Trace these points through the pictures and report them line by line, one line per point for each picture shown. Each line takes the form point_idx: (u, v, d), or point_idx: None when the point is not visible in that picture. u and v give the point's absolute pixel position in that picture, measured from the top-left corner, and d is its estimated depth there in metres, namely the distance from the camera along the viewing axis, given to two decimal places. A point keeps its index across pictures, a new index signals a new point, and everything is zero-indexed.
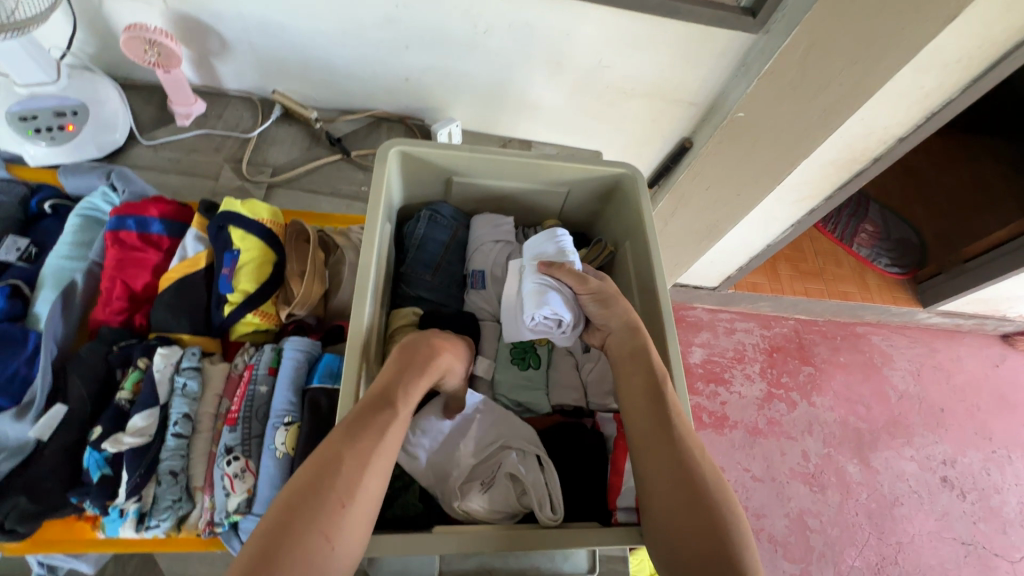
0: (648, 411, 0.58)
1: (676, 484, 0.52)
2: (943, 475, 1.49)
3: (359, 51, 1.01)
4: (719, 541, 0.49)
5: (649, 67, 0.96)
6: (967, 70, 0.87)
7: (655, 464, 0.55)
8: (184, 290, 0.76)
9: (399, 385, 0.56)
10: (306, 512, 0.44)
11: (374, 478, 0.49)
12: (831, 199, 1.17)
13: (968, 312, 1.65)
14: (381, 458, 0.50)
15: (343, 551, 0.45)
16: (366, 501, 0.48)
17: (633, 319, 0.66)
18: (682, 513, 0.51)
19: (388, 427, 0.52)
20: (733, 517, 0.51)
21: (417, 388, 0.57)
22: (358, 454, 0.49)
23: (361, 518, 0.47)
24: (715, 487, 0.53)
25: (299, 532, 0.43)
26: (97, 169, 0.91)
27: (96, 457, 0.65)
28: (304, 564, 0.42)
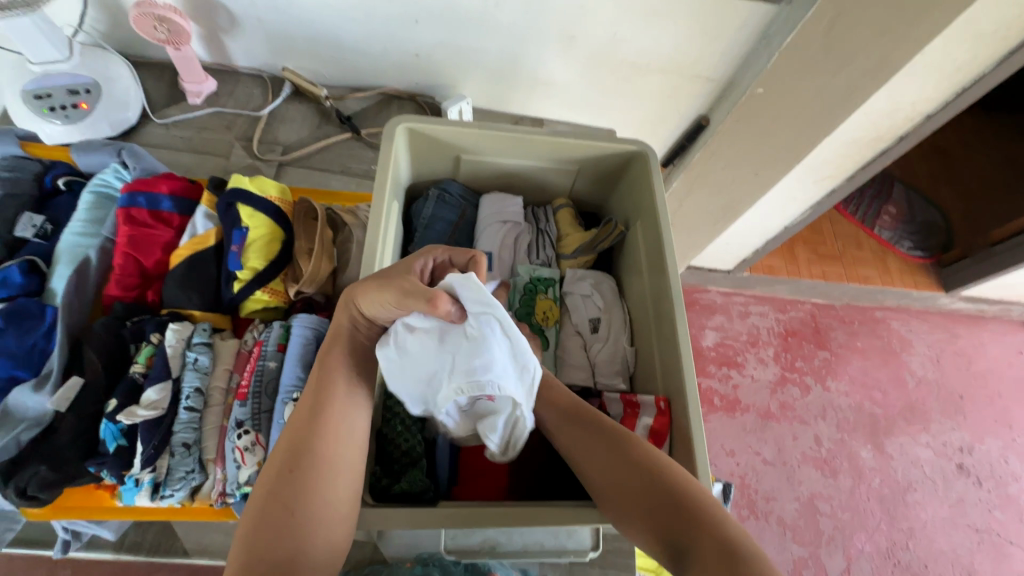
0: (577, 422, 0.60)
1: (619, 473, 0.54)
2: (959, 462, 1.47)
3: (368, 26, 0.99)
4: (677, 507, 0.50)
5: (665, 41, 0.93)
6: (1002, 44, 0.82)
7: (598, 463, 0.56)
8: (195, 266, 0.77)
9: (328, 353, 0.58)
10: (280, 497, 0.49)
11: (345, 448, 0.53)
12: (853, 179, 1.13)
13: (993, 297, 1.60)
14: (343, 428, 0.54)
15: (326, 514, 0.49)
16: (342, 469, 0.52)
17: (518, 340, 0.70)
18: (637, 497, 0.52)
19: (337, 394, 0.55)
20: (682, 478, 0.52)
21: (345, 347, 0.58)
22: (321, 433, 0.52)
23: (342, 484, 0.51)
24: (655, 456, 0.55)
25: (277, 506, 0.48)
26: (109, 146, 0.92)
27: (112, 428, 0.67)
28: (284, 530, 0.47)
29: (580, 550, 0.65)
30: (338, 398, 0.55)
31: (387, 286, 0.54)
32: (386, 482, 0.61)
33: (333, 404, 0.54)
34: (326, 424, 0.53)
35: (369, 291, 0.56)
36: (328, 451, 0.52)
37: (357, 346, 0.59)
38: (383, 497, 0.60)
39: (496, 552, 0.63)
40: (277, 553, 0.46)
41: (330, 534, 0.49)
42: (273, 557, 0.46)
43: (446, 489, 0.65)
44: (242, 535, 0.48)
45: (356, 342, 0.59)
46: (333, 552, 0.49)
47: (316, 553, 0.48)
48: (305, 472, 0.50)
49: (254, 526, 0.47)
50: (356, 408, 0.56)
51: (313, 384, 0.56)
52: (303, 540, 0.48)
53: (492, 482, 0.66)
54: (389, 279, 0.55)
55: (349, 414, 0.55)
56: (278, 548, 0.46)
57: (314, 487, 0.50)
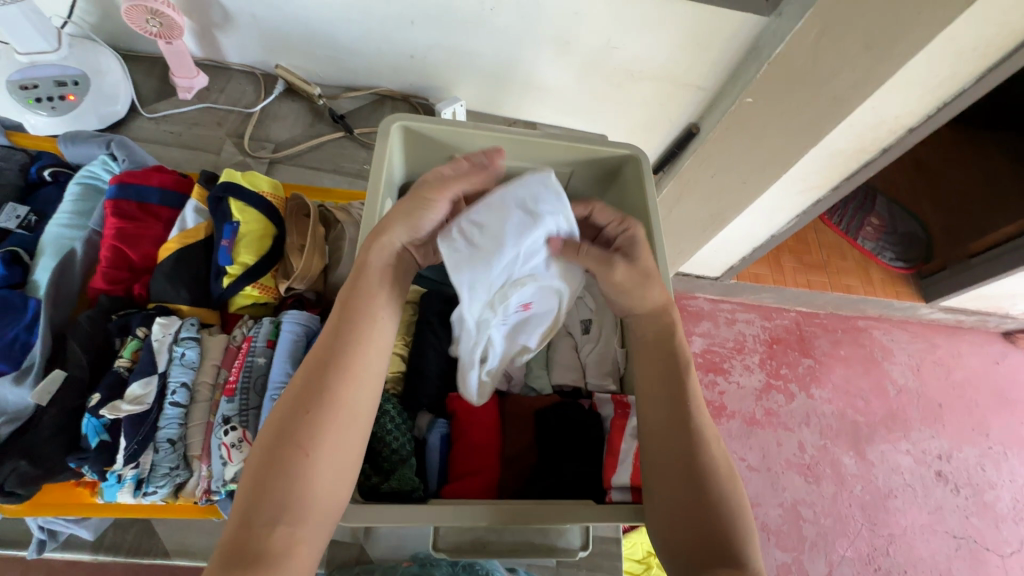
0: (665, 398, 0.58)
1: (682, 466, 0.53)
2: (938, 470, 1.49)
3: (363, 27, 0.99)
4: (716, 524, 0.50)
5: (659, 49, 0.95)
6: (982, 60, 0.85)
7: (668, 448, 0.55)
8: (184, 259, 0.76)
9: (356, 294, 0.55)
10: (293, 441, 0.47)
11: (362, 400, 0.51)
12: (837, 190, 1.16)
13: (971, 308, 1.64)
14: (363, 377, 0.51)
15: (334, 469, 0.47)
16: (355, 424, 0.50)
17: (667, 302, 0.63)
18: (684, 495, 0.52)
19: (361, 340, 0.53)
20: (731, 503, 0.52)
21: (373, 286, 0.56)
22: (340, 379, 0.50)
23: (352, 438, 0.49)
24: (719, 470, 0.53)
25: (286, 451, 0.46)
26: (98, 138, 0.90)
27: (94, 423, 0.66)
28: (287, 479, 0.46)
29: (569, 550, 0.63)
30: (360, 341, 0.52)
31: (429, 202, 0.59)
32: (374, 480, 0.60)
33: (356, 347, 0.52)
34: (346, 370, 0.51)
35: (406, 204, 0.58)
36: (347, 403, 0.50)
37: (389, 275, 0.57)
38: (372, 495, 0.59)
39: (486, 551, 0.61)
40: (283, 501, 0.45)
41: (335, 489, 0.47)
42: (278, 504, 0.45)
43: (435, 488, 0.66)
44: (248, 478, 0.46)
45: (391, 269, 0.58)
46: (335, 507, 0.48)
47: (321, 506, 0.46)
48: (320, 420, 0.48)
49: (262, 469, 0.46)
50: (377, 354, 0.53)
51: (336, 321, 0.53)
52: (309, 490, 0.46)
53: (482, 481, 0.64)
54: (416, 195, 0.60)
55: (369, 363, 0.52)
56: (283, 494, 0.45)
57: (326, 436, 0.48)
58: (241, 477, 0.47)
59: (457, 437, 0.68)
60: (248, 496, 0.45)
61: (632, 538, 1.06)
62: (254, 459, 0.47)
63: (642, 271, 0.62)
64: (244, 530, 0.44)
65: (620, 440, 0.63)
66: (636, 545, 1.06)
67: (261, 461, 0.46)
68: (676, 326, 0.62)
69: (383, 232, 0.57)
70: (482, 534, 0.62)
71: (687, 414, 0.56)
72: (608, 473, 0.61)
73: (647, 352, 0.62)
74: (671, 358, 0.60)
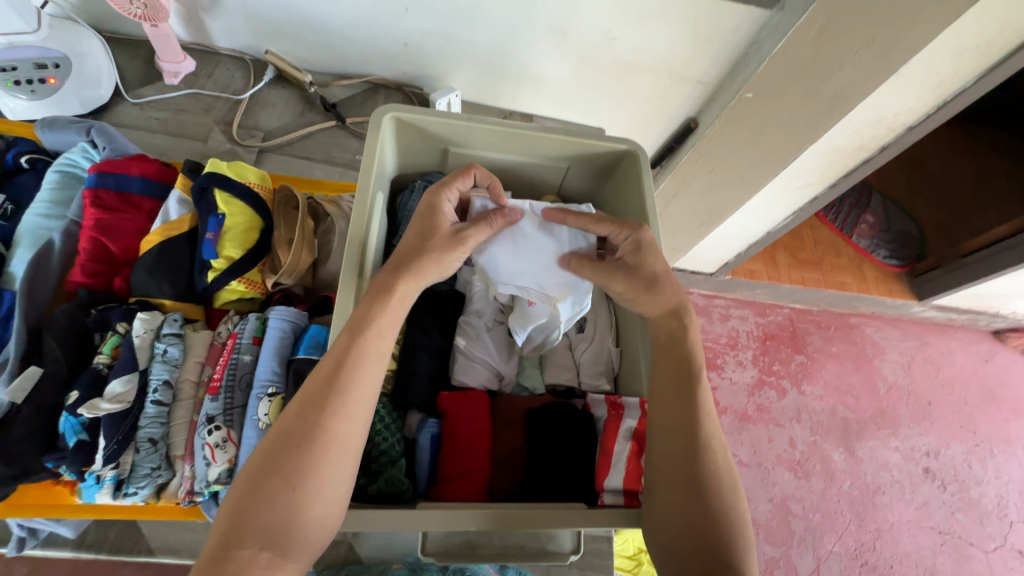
0: (674, 405, 0.56)
1: (684, 484, 0.52)
2: (926, 466, 1.50)
3: (355, 12, 0.96)
4: (715, 537, 0.49)
5: (658, 40, 0.92)
6: (984, 58, 0.83)
7: (670, 465, 0.53)
8: (166, 252, 0.74)
9: (361, 320, 0.53)
10: (283, 468, 0.45)
11: (357, 429, 0.49)
12: (834, 187, 1.15)
13: (963, 307, 1.65)
14: (359, 406, 0.50)
15: (323, 497, 0.46)
16: (347, 451, 0.48)
17: (682, 304, 0.60)
18: (684, 507, 0.51)
19: (361, 364, 0.51)
20: (733, 524, 0.50)
21: (383, 319, 0.54)
22: (336, 408, 0.48)
23: (344, 465, 0.48)
24: (722, 490, 0.52)
25: (273, 478, 0.45)
26: (76, 124, 0.87)
27: (72, 422, 0.64)
28: (273, 506, 0.44)
29: (560, 553, 0.63)
30: (361, 370, 0.51)
31: (457, 236, 0.61)
32: (361, 482, 0.60)
33: (356, 375, 0.50)
34: (344, 398, 0.49)
35: (448, 191, 0.63)
36: (341, 428, 0.48)
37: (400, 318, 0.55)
38: (360, 497, 0.59)
39: (476, 554, 0.61)
40: (269, 525, 0.44)
41: (323, 516, 0.46)
42: (264, 528, 0.43)
43: (425, 488, 0.66)
44: (234, 502, 0.45)
45: (399, 314, 0.55)
46: (323, 533, 0.46)
47: (308, 532, 0.45)
48: (313, 448, 0.46)
49: (248, 493, 0.44)
50: (373, 378, 0.51)
51: (340, 346, 0.52)
52: (297, 517, 0.44)
53: (473, 483, 0.63)
54: (429, 229, 0.60)
55: (367, 390, 0.51)
56: (269, 519, 0.44)
57: (318, 465, 0.46)
58: (228, 499, 0.46)
59: (447, 438, 0.66)
60: (234, 517, 0.44)
61: (624, 534, 1.05)
62: (242, 480, 0.46)
63: (641, 279, 0.61)
64: (226, 551, 0.42)
65: (614, 443, 0.62)
66: (628, 541, 1.06)
67: (249, 486, 0.45)
68: (690, 330, 0.60)
69: (412, 276, 0.57)
70: (473, 537, 0.61)
71: (695, 432, 0.54)
72: (599, 476, 0.61)
73: (658, 361, 0.60)
74: (682, 364, 0.58)
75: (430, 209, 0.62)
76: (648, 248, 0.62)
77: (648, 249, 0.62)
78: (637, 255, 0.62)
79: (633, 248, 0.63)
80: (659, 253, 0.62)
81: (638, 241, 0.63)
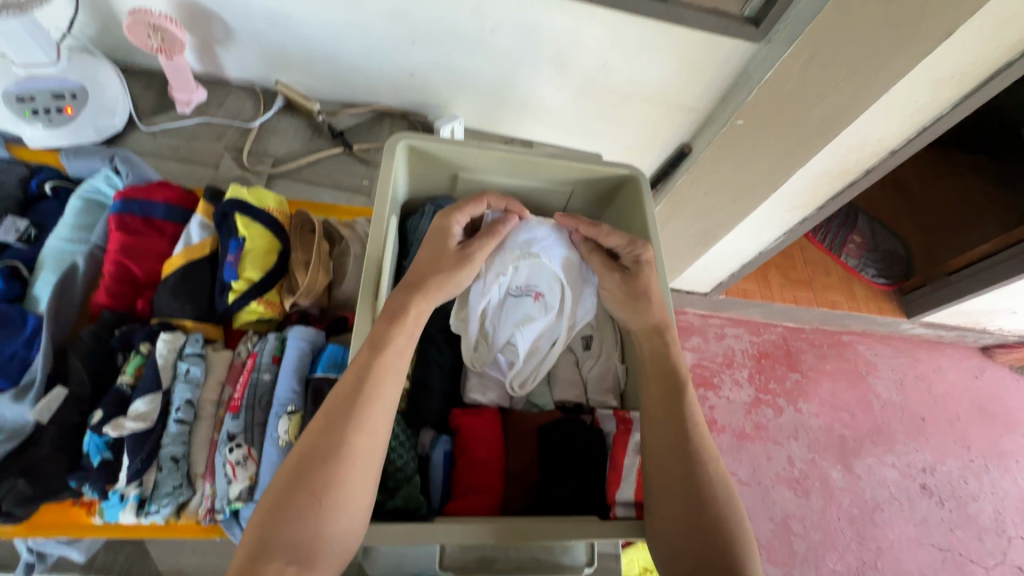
0: (666, 418, 0.58)
1: (682, 491, 0.54)
2: (923, 483, 1.52)
3: (366, 45, 1.01)
4: (714, 543, 0.52)
5: (653, 71, 0.98)
6: (958, 87, 0.89)
7: (666, 474, 0.56)
8: (189, 275, 0.76)
9: (380, 338, 0.54)
10: (308, 482, 0.47)
11: (377, 443, 0.51)
12: (823, 209, 1.20)
13: (951, 324, 1.69)
14: (379, 421, 0.51)
15: (346, 511, 0.47)
16: (370, 464, 0.50)
17: (665, 321, 0.64)
18: (685, 513, 0.53)
19: (380, 381, 0.52)
20: (733, 526, 0.53)
21: (401, 337, 0.55)
22: (358, 424, 0.50)
23: (367, 480, 0.49)
24: (719, 495, 0.54)
25: (301, 493, 0.46)
26: (101, 153, 0.91)
27: (96, 441, 0.65)
28: (298, 520, 0.45)
29: (575, 567, 0.64)
30: (383, 386, 0.52)
31: (467, 258, 0.65)
32: (379, 498, 0.60)
33: (376, 391, 0.52)
34: (366, 414, 0.51)
35: (459, 215, 0.67)
36: (363, 443, 0.50)
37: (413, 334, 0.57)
38: (377, 514, 0.59)
39: (492, 568, 0.62)
40: (297, 539, 0.45)
41: (348, 529, 0.47)
42: (294, 542, 0.45)
43: (439, 505, 0.66)
44: (261, 518, 0.46)
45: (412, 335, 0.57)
46: (350, 545, 0.48)
47: (334, 545, 0.46)
48: (337, 462, 0.48)
49: (277, 507, 0.46)
50: (389, 394, 0.53)
51: (358, 364, 0.53)
52: (324, 529, 0.46)
53: (487, 498, 0.64)
54: (440, 250, 0.64)
55: (387, 405, 0.52)
56: (298, 532, 0.45)
57: (342, 478, 0.48)
58: (254, 516, 0.47)
59: (462, 454, 0.68)
60: (262, 531, 0.45)
61: (630, 554, 1.06)
62: (271, 495, 0.47)
63: (637, 291, 0.66)
64: (256, 564, 0.43)
65: (623, 455, 0.64)
66: (634, 561, 1.06)
67: (276, 502, 0.46)
68: (671, 346, 0.63)
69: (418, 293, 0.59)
70: (489, 551, 0.63)
71: (687, 443, 0.56)
72: (610, 489, 0.62)
73: (647, 374, 0.63)
74: (671, 380, 0.61)
75: (442, 230, 0.66)
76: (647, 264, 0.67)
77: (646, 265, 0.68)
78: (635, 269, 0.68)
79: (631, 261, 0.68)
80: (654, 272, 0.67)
81: (639, 256, 0.68)
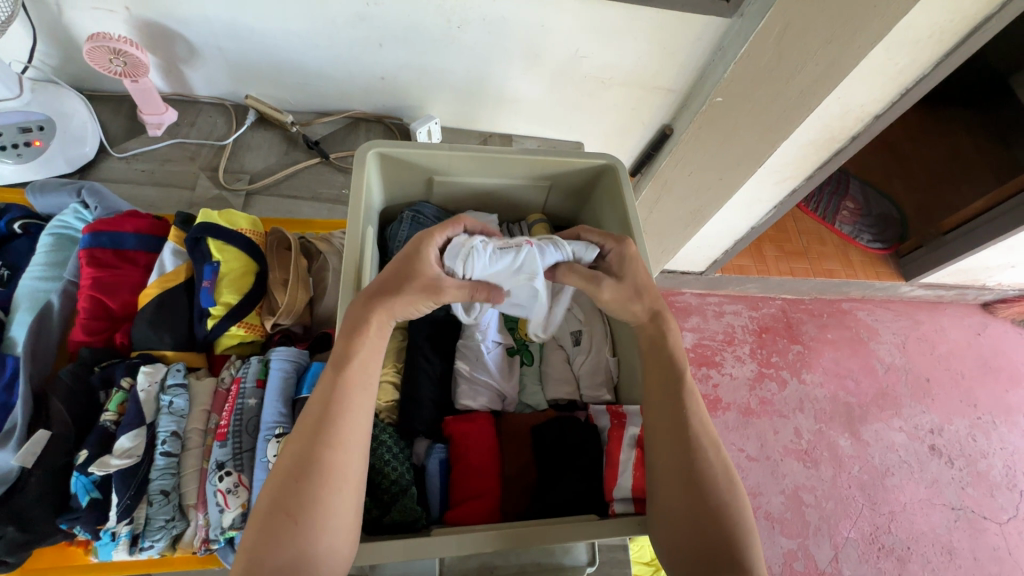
0: (665, 408, 0.58)
1: (681, 483, 0.53)
2: (931, 444, 1.52)
3: (333, 52, 0.99)
4: (717, 536, 0.51)
5: (627, 55, 0.96)
6: (939, 45, 0.87)
7: (666, 465, 0.55)
8: (165, 304, 0.75)
9: (344, 353, 0.54)
10: (286, 503, 0.47)
11: (354, 456, 0.50)
12: (812, 178, 1.18)
13: (950, 283, 1.68)
14: (353, 435, 0.51)
15: (327, 527, 0.47)
16: (347, 478, 0.49)
17: (659, 310, 0.63)
18: (685, 507, 0.52)
19: (348, 395, 0.52)
20: (737, 518, 0.52)
21: (368, 347, 0.55)
22: (329, 440, 0.49)
23: (347, 494, 0.49)
24: (721, 487, 0.53)
25: (279, 515, 0.46)
26: (67, 187, 0.89)
27: (83, 481, 0.64)
28: (280, 542, 0.45)
29: (577, 567, 0.65)
30: (352, 400, 0.52)
31: (435, 285, 0.58)
32: (375, 513, 0.60)
33: (346, 406, 0.51)
34: (337, 428, 0.50)
35: (435, 235, 0.61)
36: (339, 457, 0.49)
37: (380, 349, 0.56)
38: (375, 528, 0.59)
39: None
40: (280, 561, 0.45)
41: (333, 545, 0.47)
42: (276, 565, 0.44)
43: (438, 513, 0.66)
44: (247, 543, 0.46)
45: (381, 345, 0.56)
46: (337, 564, 0.47)
47: (320, 563, 0.46)
48: (311, 480, 0.48)
49: (259, 532, 0.46)
50: (359, 407, 0.52)
51: (330, 383, 0.53)
52: (307, 549, 0.45)
53: (485, 503, 0.63)
54: (406, 268, 0.59)
55: (360, 418, 0.52)
56: (281, 554, 0.45)
57: (319, 494, 0.47)
58: (241, 542, 0.47)
59: (457, 461, 0.67)
60: (249, 557, 0.45)
61: (640, 541, 1.05)
62: (254, 520, 0.47)
63: (630, 289, 0.63)
64: None
65: (619, 451, 0.63)
66: (644, 547, 1.05)
67: (260, 527, 0.46)
68: (668, 332, 0.62)
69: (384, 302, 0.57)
70: (488, 559, 0.62)
71: (686, 433, 0.56)
72: (608, 485, 0.62)
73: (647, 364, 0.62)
74: (668, 369, 0.60)
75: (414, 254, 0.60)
76: (630, 259, 0.64)
77: (630, 260, 0.65)
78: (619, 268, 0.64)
79: (616, 258, 0.65)
80: (642, 265, 0.64)
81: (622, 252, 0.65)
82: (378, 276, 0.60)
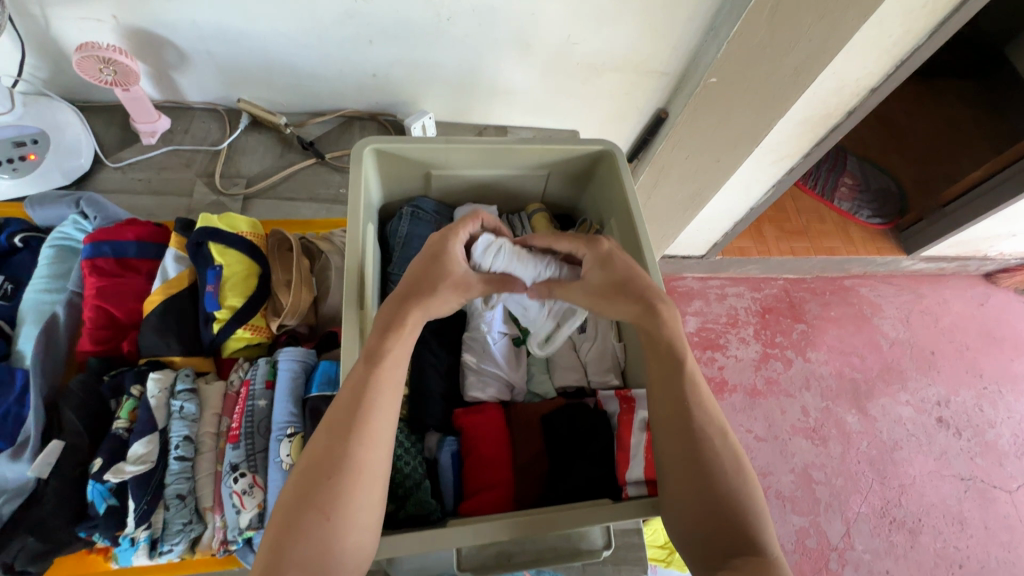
0: (667, 395, 0.57)
1: (688, 468, 0.53)
2: (939, 416, 1.52)
3: (322, 51, 0.98)
4: (727, 518, 0.51)
5: (619, 40, 0.95)
6: (933, 15, 0.86)
7: (672, 452, 0.55)
8: (170, 310, 0.75)
9: (376, 350, 0.54)
10: (315, 499, 0.47)
11: (381, 454, 0.51)
12: (809, 156, 1.17)
13: (952, 255, 1.68)
14: (381, 433, 0.51)
15: (353, 524, 0.47)
16: (374, 477, 0.49)
17: (654, 299, 0.60)
18: (693, 491, 0.52)
19: (379, 394, 0.52)
20: (747, 499, 0.52)
21: (400, 346, 0.55)
22: (360, 437, 0.49)
23: (374, 491, 0.49)
24: (729, 470, 0.53)
25: (307, 510, 0.46)
26: (66, 197, 0.89)
27: (100, 489, 0.65)
28: (306, 538, 0.45)
29: (593, 551, 0.64)
30: (382, 398, 0.52)
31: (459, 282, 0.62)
32: (391, 507, 0.60)
33: (375, 404, 0.51)
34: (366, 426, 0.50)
35: (459, 232, 0.64)
36: (367, 455, 0.49)
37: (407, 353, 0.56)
38: (391, 523, 0.59)
39: (511, 562, 0.64)
40: (304, 558, 0.44)
41: (359, 542, 0.47)
42: (301, 561, 0.44)
43: (453, 505, 0.67)
44: (269, 542, 0.46)
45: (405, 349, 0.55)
46: (359, 561, 0.47)
47: (346, 559, 0.46)
48: (342, 477, 0.48)
49: (283, 528, 0.45)
50: (387, 406, 0.52)
51: (356, 380, 0.52)
52: (332, 545, 0.45)
53: (498, 493, 0.64)
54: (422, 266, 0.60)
55: (389, 417, 0.52)
56: (307, 550, 0.45)
57: (349, 490, 0.48)
58: (262, 540, 0.46)
59: (469, 453, 0.68)
60: (272, 556, 0.45)
61: (654, 525, 1.06)
62: (278, 518, 0.47)
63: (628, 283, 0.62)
64: None
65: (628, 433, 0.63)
66: (658, 531, 1.06)
67: (282, 525, 0.46)
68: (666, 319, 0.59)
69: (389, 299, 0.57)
70: (505, 547, 0.64)
71: (690, 419, 0.55)
72: (620, 470, 0.62)
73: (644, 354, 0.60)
74: (668, 357, 0.58)
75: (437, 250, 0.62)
76: (612, 258, 0.65)
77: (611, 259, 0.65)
78: (604, 268, 0.65)
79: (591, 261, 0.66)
80: (625, 260, 0.65)
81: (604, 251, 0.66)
82: (407, 271, 0.61)
